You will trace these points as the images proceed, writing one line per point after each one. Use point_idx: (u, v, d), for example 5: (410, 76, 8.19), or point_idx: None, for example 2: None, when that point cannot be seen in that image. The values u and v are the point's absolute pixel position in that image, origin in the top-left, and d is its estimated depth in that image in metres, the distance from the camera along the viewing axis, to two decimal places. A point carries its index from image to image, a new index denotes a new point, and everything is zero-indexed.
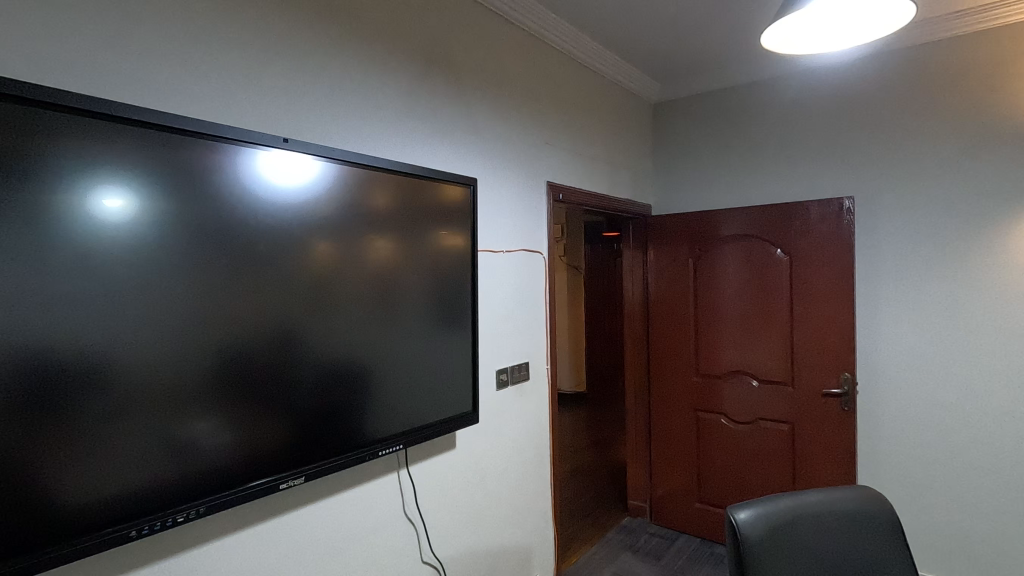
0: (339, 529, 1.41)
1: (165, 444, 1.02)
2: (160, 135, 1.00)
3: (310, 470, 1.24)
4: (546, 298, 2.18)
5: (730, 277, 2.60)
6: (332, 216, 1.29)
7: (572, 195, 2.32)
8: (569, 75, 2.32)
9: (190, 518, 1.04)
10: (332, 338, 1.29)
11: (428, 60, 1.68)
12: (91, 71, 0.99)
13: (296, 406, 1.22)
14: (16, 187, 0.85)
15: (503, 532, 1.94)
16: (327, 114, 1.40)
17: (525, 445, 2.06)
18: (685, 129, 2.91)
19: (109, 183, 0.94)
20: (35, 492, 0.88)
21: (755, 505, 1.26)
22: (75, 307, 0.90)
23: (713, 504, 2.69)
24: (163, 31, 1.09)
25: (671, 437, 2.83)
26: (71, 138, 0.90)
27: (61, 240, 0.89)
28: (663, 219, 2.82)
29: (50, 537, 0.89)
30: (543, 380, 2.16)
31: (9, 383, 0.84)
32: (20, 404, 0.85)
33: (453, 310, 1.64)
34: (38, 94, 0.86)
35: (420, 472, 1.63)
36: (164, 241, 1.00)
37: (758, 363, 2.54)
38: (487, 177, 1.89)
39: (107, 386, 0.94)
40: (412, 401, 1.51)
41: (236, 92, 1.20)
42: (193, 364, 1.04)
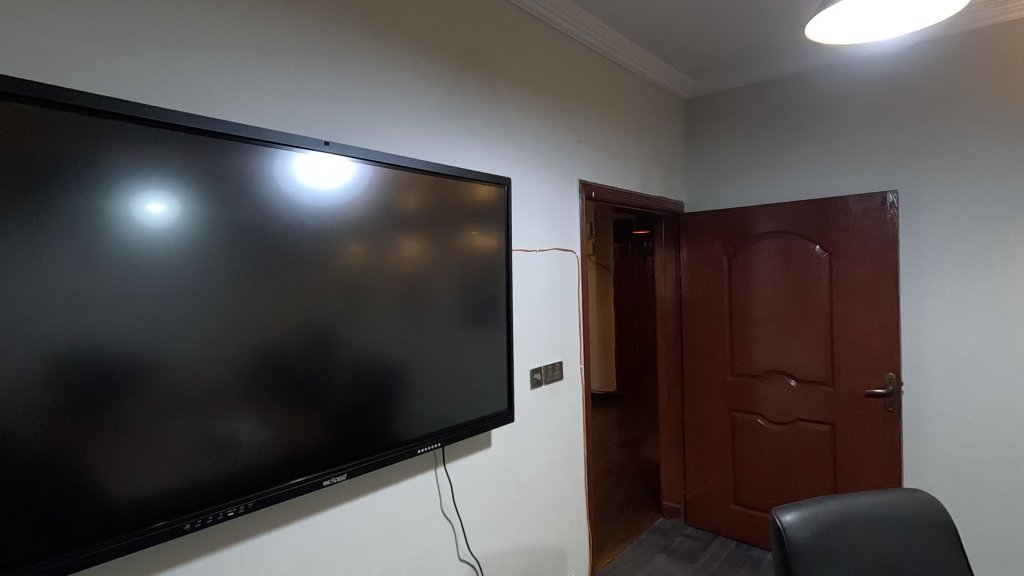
0: (379, 525, 1.43)
1: (212, 441, 1.05)
2: (205, 141, 1.04)
3: (352, 467, 1.27)
4: (579, 297, 2.17)
5: (765, 275, 2.55)
6: (365, 218, 1.31)
7: (604, 193, 2.31)
8: (602, 73, 2.31)
9: (240, 513, 1.08)
10: (369, 338, 1.32)
11: (462, 62, 1.69)
12: (144, 81, 1.04)
13: (336, 404, 1.25)
14: (68, 194, 0.89)
15: (538, 532, 1.94)
16: (364, 118, 1.42)
17: (559, 444, 2.06)
18: (719, 125, 2.87)
19: (157, 189, 0.98)
20: (88, 488, 0.91)
21: (801, 508, 1.23)
22: (129, 307, 0.94)
23: (749, 507, 2.64)
24: (210, 42, 1.13)
25: (705, 438, 2.79)
26: (122, 145, 0.94)
27: (111, 244, 0.93)
28: (695, 216, 2.79)
29: (104, 531, 0.93)
30: (576, 379, 2.15)
31: (67, 381, 0.88)
32: (78, 401, 0.89)
33: (488, 310, 1.65)
34: (88, 103, 0.90)
35: (456, 470, 1.64)
36: (209, 243, 1.04)
37: (795, 362, 2.48)
38: (520, 176, 1.90)
39: (153, 385, 0.97)
40: (447, 400, 1.53)
41: (278, 99, 1.24)
42: (235, 363, 1.07)
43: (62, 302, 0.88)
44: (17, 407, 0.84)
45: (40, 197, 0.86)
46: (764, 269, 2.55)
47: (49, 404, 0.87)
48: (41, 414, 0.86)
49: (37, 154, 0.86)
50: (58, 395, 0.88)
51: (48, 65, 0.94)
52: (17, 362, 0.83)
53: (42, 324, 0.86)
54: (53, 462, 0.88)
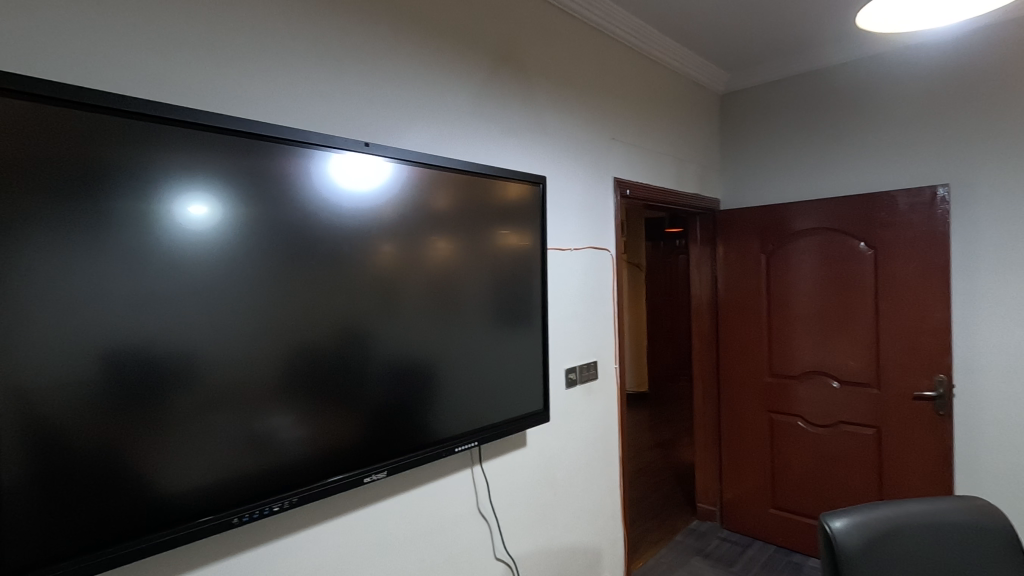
0: (417, 523, 1.44)
1: (255, 437, 1.07)
2: (249, 143, 1.06)
3: (391, 464, 1.29)
4: (613, 296, 2.15)
5: (806, 274, 2.48)
6: (399, 218, 1.32)
7: (639, 190, 2.28)
8: (637, 68, 2.28)
9: (284, 508, 1.10)
10: (403, 337, 1.33)
11: (499, 61, 1.69)
12: (194, 88, 1.07)
13: (375, 403, 1.27)
14: (115, 196, 0.91)
15: (573, 532, 1.93)
16: (402, 119, 1.44)
17: (593, 444, 2.04)
18: (756, 120, 2.80)
19: (201, 191, 1.01)
20: (135, 482, 0.94)
21: (851, 514, 1.19)
22: (177, 307, 0.97)
23: (788, 511, 2.58)
24: (255, 48, 1.16)
25: (741, 441, 2.73)
26: (170, 149, 0.97)
27: (156, 244, 0.95)
28: (732, 213, 2.73)
29: (151, 524, 0.95)
30: (610, 379, 2.13)
31: (118, 378, 0.92)
32: (127, 398, 0.92)
33: (522, 308, 1.65)
34: (136, 108, 0.93)
35: (492, 469, 1.64)
36: (251, 244, 1.06)
37: (837, 362, 2.40)
38: (555, 174, 1.89)
39: (194, 382, 1.00)
40: (482, 399, 1.53)
41: (319, 103, 1.27)
42: (273, 361, 1.09)
43: (110, 302, 0.91)
44: (67, 403, 0.87)
45: (90, 200, 0.89)
46: (804, 267, 2.48)
47: (97, 400, 0.90)
48: (90, 409, 0.89)
49: (86, 158, 0.89)
50: (108, 393, 0.91)
51: (105, 73, 0.97)
52: (70, 361, 0.87)
53: (92, 323, 0.89)
54: (101, 457, 0.90)
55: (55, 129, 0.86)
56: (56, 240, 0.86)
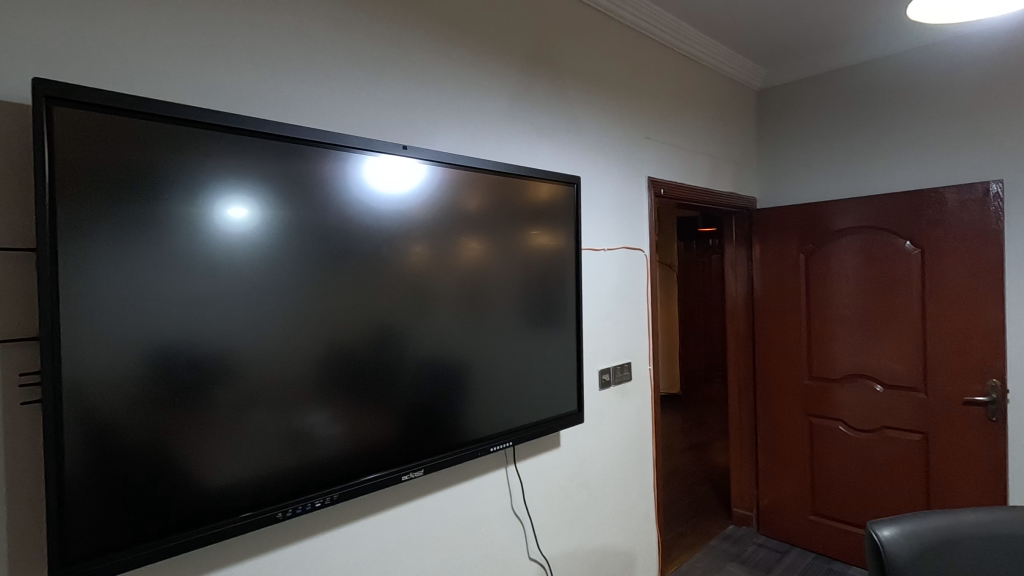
0: (453, 521, 1.46)
1: (297, 434, 1.10)
2: (291, 148, 1.09)
3: (428, 463, 1.31)
4: (647, 297, 2.13)
5: (847, 274, 2.41)
6: (434, 220, 1.34)
7: (674, 189, 2.25)
8: (671, 66, 2.25)
9: (326, 505, 1.13)
10: (435, 337, 1.34)
11: (533, 62, 1.69)
12: (241, 94, 1.11)
13: (411, 402, 1.29)
14: (161, 200, 0.94)
15: (607, 534, 1.91)
16: (438, 122, 1.45)
17: (627, 446, 2.02)
18: (795, 116, 2.74)
19: (244, 194, 1.03)
20: (179, 477, 0.97)
21: (899, 523, 1.15)
22: (222, 308, 1.00)
23: (829, 518, 2.51)
24: (298, 56, 1.19)
25: (779, 445, 2.67)
26: (216, 153, 1.00)
27: (198, 245, 0.98)
28: (770, 212, 2.68)
29: (195, 517, 0.98)
30: (644, 380, 2.11)
31: (167, 376, 0.95)
32: (175, 396, 0.96)
33: (555, 309, 1.65)
34: (184, 115, 0.96)
35: (527, 470, 1.64)
36: (292, 246, 1.09)
37: (880, 365, 2.33)
38: (589, 174, 1.88)
39: (233, 380, 1.02)
40: (516, 399, 1.54)
41: (359, 107, 1.29)
42: (310, 359, 1.12)
43: (156, 302, 0.94)
44: (115, 400, 0.90)
45: (137, 204, 0.92)
46: (845, 266, 2.42)
47: (142, 397, 0.93)
48: (136, 406, 0.92)
49: (137, 164, 0.92)
50: (159, 390, 0.94)
51: (157, 82, 1.01)
52: (121, 360, 0.91)
53: (140, 324, 0.92)
54: (148, 452, 0.94)
55: (109, 135, 0.90)
56: (107, 243, 0.89)
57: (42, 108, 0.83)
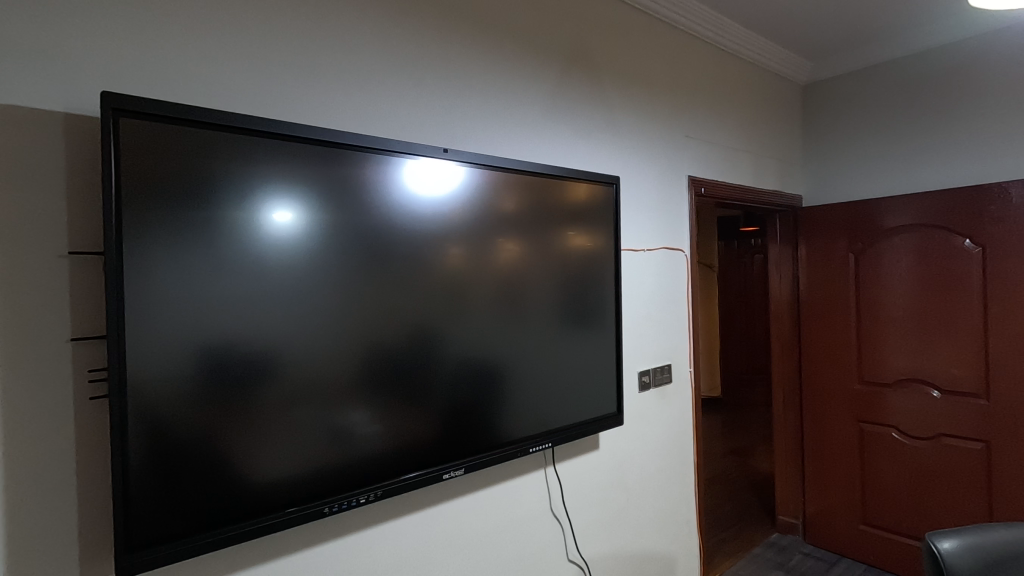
0: (492, 521, 1.47)
1: (341, 432, 1.13)
2: (337, 154, 1.13)
3: (469, 462, 1.33)
4: (688, 299, 2.09)
5: (900, 274, 2.31)
6: (474, 221, 1.35)
7: (715, 188, 2.20)
8: (713, 63, 2.20)
9: (369, 501, 1.16)
10: (473, 338, 1.35)
11: (572, 62, 1.69)
12: (289, 102, 1.14)
13: (452, 401, 1.31)
14: (214, 206, 0.99)
15: (646, 538, 1.89)
16: (478, 124, 1.47)
17: (667, 449, 1.99)
18: (843, 111, 2.65)
19: (291, 200, 1.07)
20: (230, 472, 1.01)
21: (961, 536, 1.13)
22: (270, 308, 1.04)
23: (881, 528, 2.41)
24: (344, 63, 1.22)
25: (826, 452, 2.58)
26: (267, 160, 1.04)
27: (245, 248, 1.02)
28: (816, 211, 2.59)
29: (246, 511, 1.02)
30: (685, 383, 2.07)
31: (220, 374, 0.99)
32: (228, 393, 1.00)
33: (593, 310, 1.65)
34: (234, 123, 0.99)
35: (565, 471, 1.64)
36: (336, 249, 1.12)
37: (936, 370, 2.22)
38: (628, 175, 1.86)
39: (278, 379, 1.06)
40: (553, 401, 1.54)
41: (401, 112, 1.32)
42: (351, 358, 1.14)
43: (208, 304, 0.98)
44: (171, 397, 0.95)
45: (191, 210, 0.96)
46: (898, 266, 2.32)
47: (195, 395, 0.97)
48: (190, 403, 0.96)
49: (194, 171, 0.97)
50: (212, 388, 0.99)
51: (212, 92, 1.05)
52: (179, 358, 0.95)
53: (195, 324, 0.97)
54: (201, 447, 0.98)
55: (169, 144, 0.95)
56: (164, 248, 0.94)
57: (108, 120, 0.88)
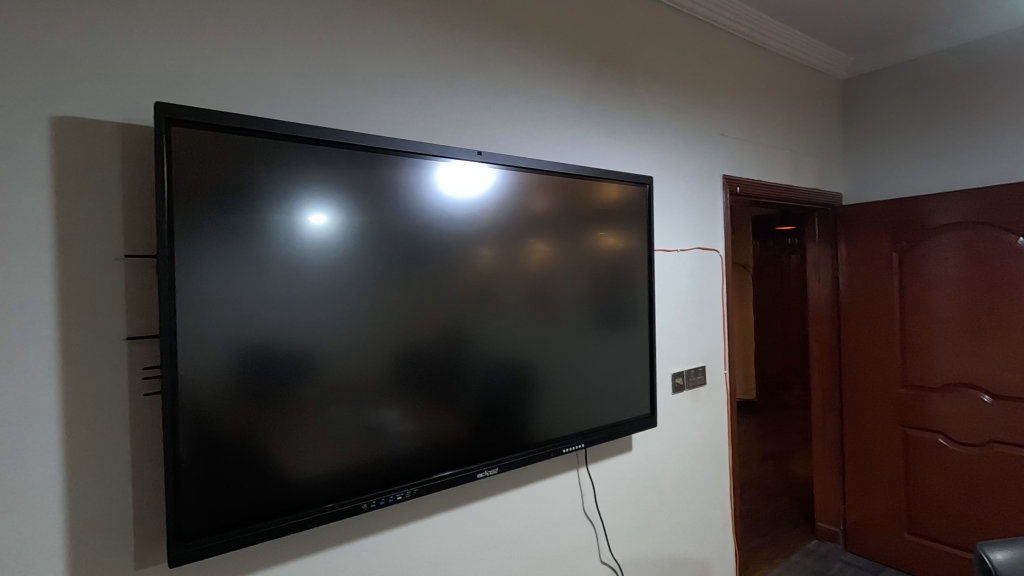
0: (525, 520, 1.47)
1: (378, 430, 1.16)
2: (374, 158, 1.16)
3: (503, 462, 1.34)
4: (723, 300, 2.05)
5: (946, 274, 2.23)
6: (506, 223, 1.36)
7: (751, 187, 2.16)
8: (748, 59, 2.16)
9: (405, 498, 1.18)
10: (505, 339, 1.36)
11: (604, 63, 1.68)
12: (327, 108, 1.17)
13: (485, 401, 1.32)
14: (258, 210, 1.02)
15: (680, 542, 1.87)
16: (510, 126, 1.47)
17: (701, 452, 1.96)
18: (886, 106, 2.56)
19: (330, 203, 1.10)
20: (271, 467, 1.04)
21: (1015, 547, 1.13)
22: (309, 309, 1.07)
23: (927, 538, 2.32)
24: (379, 69, 1.24)
25: (869, 457, 2.50)
26: (308, 165, 1.08)
27: (285, 251, 1.05)
28: (857, 209, 2.52)
29: (287, 506, 1.06)
30: (719, 385, 2.03)
31: (263, 372, 1.03)
32: (270, 391, 1.03)
33: (625, 311, 1.64)
34: (276, 129, 1.03)
35: (598, 472, 1.63)
36: (372, 251, 1.15)
37: (986, 374, 2.13)
38: (660, 174, 1.84)
39: (316, 378, 1.08)
40: (585, 402, 1.53)
41: (434, 115, 1.33)
42: (387, 358, 1.17)
43: (250, 304, 1.02)
44: (217, 394, 0.99)
45: (235, 214, 1.00)
46: (944, 266, 2.23)
47: (239, 392, 1.00)
48: (235, 399, 1.00)
49: (239, 178, 1.01)
50: (255, 385, 1.02)
51: (254, 100, 1.09)
52: (225, 357, 0.99)
53: (239, 325, 1.01)
54: (245, 443, 1.01)
55: (218, 151, 0.99)
56: (211, 251, 0.98)
57: (162, 128, 0.92)
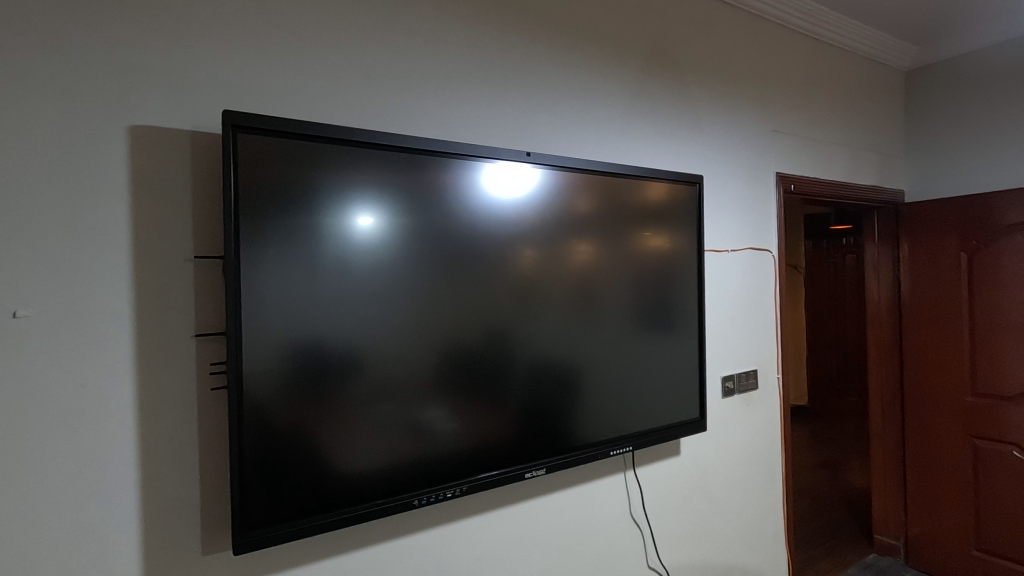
0: (572, 522, 1.47)
1: (426, 428, 1.18)
2: (426, 160, 1.18)
3: (550, 463, 1.34)
4: (776, 302, 1.99)
5: (1019, 276, 2.08)
6: (554, 223, 1.37)
7: (806, 185, 2.08)
8: (803, 52, 2.08)
9: (454, 496, 1.20)
10: (551, 340, 1.36)
11: (653, 61, 1.65)
12: (382, 111, 1.20)
13: (532, 401, 1.33)
14: (315, 213, 1.06)
15: (730, 550, 1.82)
16: (559, 127, 1.47)
17: (753, 458, 1.90)
18: (953, 97, 2.42)
19: (383, 205, 1.13)
20: (326, 462, 1.07)
21: None
22: (362, 309, 1.10)
23: (998, 556, 2.18)
24: (431, 73, 1.27)
25: (933, 468, 2.37)
26: (363, 168, 1.11)
27: (339, 252, 1.08)
28: (921, 206, 2.40)
29: (342, 500, 1.09)
30: (772, 390, 1.97)
31: (319, 370, 1.06)
32: (325, 388, 1.07)
33: (674, 312, 1.61)
34: (332, 134, 1.06)
35: (646, 476, 1.61)
36: (421, 253, 1.17)
37: None
38: (711, 172, 1.80)
39: (366, 375, 1.11)
40: (631, 405, 1.52)
41: (484, 117, 1.34)
42: (436, 358, 1.19)
43: (307, 304, 1.05)
44: (277, 390, 1.03)
45: (293, 216, 1.04)
46: (1017, 266, 2.09)
47: (296, 388, 1.04)
48: (294, 396, 1.04)
49: (299, 182, 1.04)
50: (312, 382, 1.06)
51: (313, 105, 1.13)
52: (284, 355, 1.03)
53: (298, 324, 1.04)
54: (302, 438, 1.05)
55: (281, 157, 1.03)
56: (272, 253, 1.02)
57: (229, 135, 0.97)
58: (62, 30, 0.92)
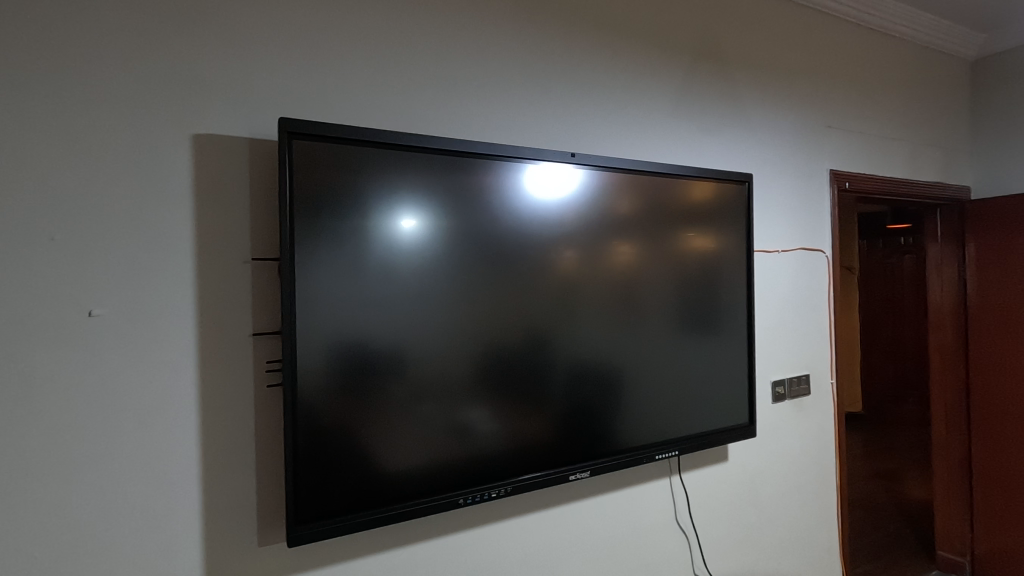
0: (617, 526, 1.45)
1: (470, 429, 1.19)
2: (470, 163, 1.20)
3: (594, 465, 1.34)
4: (830, 304, 1.91)
5: None
6: (599, 224, 1.36)
7: (862, 182, 2.00)
8: (859, 44, 1.99)
9: (498, 496, 1.21)
10: (594, 341, 1.36)
11: (699, 58, 1.62)
12: (429, 115, 1.22)
13: (575, 403, 1.32)
14: (363, 215, 1.09)
15: (781, 560, 1.76)
16: (603, 127, 1.46)
17: (805, 466, 1.84)
18: None
19: (428, 207, 1.15)
20: (374, 460, 1.10)
21: None
22: (407, 310, 1.13)
23: None
24: (476, 77, 1.28)
25: (1003, 481, 2.23)
26: (409, 172, 1.13)
27: (385, 254, 1.10)
28: (989, 203, 2.26)
29: (389, 496, 1.11)
30: (825, 396, 1.90)
31: (366, 370, 1.09)
32: (372, 387, 1.09)
33: (721, 314, 1.57)
34: (380, 139, 1.09)
35: (692, 481, 1.57)
36: (465, 254, 1.19)
37: None
38: (760, 171, 1.74)
39: (411, 375, 1.13)
40: (676, 409, 1.49)
41: (528, 119, 1.35)
42: (479, 358, 1.20)
43: (355, 305, 1.08)
44: (328, 388, 1.06)
45: (342, 220, 1.07)
46: None
47: (345, 387, 1.07)
48: (342, 395, 1.07)
49: (348, 186, 1.08)
50: (359, 381, 1.08)
51: (363, 111, 1.15)
52: (334, 355, 1.06)
53: (347, 324, 1.07)
54: (350, 436, 1.08)
55: (332, 161, 1.06)
56: (322, 254, 1.05)
57: (284, 142, 1.01)
58: (130, 46, 0.97)
